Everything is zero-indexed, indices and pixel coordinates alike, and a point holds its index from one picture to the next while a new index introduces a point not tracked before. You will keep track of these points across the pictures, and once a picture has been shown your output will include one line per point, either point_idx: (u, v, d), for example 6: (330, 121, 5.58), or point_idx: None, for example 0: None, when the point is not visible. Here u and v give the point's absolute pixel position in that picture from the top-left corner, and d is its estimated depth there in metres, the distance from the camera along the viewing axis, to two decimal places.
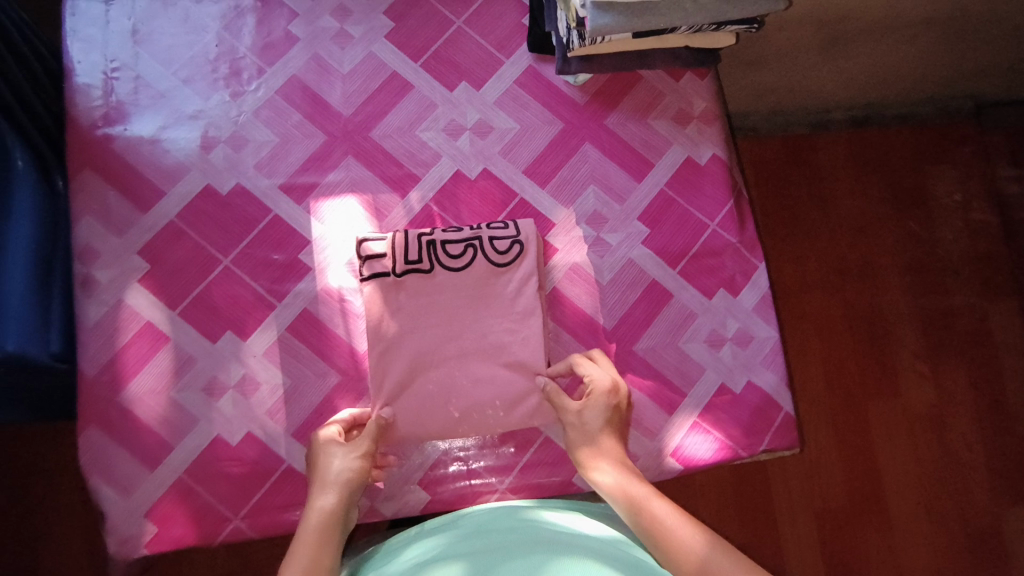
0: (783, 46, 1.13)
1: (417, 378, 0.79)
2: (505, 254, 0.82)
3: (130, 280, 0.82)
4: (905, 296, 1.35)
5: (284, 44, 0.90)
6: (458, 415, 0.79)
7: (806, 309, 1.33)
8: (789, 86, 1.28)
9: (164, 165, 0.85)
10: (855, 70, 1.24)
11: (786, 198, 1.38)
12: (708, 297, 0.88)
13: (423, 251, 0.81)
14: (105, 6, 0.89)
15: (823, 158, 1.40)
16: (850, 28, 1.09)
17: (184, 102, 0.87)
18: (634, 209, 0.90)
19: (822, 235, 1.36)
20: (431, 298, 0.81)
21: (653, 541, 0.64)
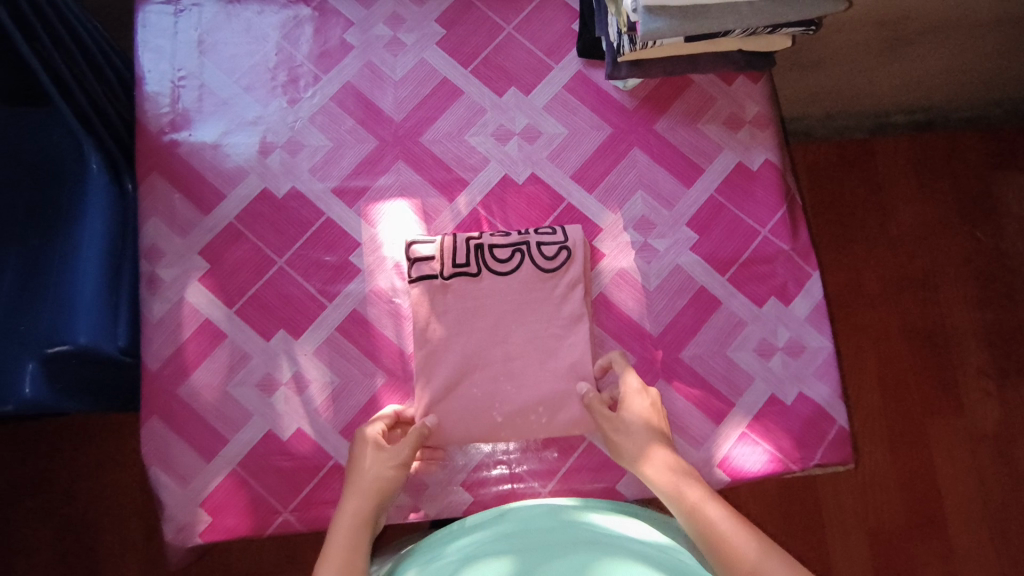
0: (841, 48, 1.10)
1: (462, 380, 0.80)
2: (553, 260, 0.82)
3: (192, 278, 0.86)
4: (969, 308, 1.29)
5: (339, 52, 0.93)
6: (501, 419, 0.79)
7: (862, 320, 1.28)
8: (846, 89, 1.24)
9: (225, 169, 0.89)
10: (918, 72, 1.19)
11: (841, 205, 1.33)
12: (758, 305, 0.86)
13: (471, 255, 0.82)
14: (174, 19, 0.93)
15: (881, 164, 1.35)
16: (913, 27, 1.05)
17: (245, 109, 0.91)
18: (683, 214, 0.89)
19: (880, 243, 1.32)
20: (478, 301, 0.82)
21: (708, 543, 0.61)
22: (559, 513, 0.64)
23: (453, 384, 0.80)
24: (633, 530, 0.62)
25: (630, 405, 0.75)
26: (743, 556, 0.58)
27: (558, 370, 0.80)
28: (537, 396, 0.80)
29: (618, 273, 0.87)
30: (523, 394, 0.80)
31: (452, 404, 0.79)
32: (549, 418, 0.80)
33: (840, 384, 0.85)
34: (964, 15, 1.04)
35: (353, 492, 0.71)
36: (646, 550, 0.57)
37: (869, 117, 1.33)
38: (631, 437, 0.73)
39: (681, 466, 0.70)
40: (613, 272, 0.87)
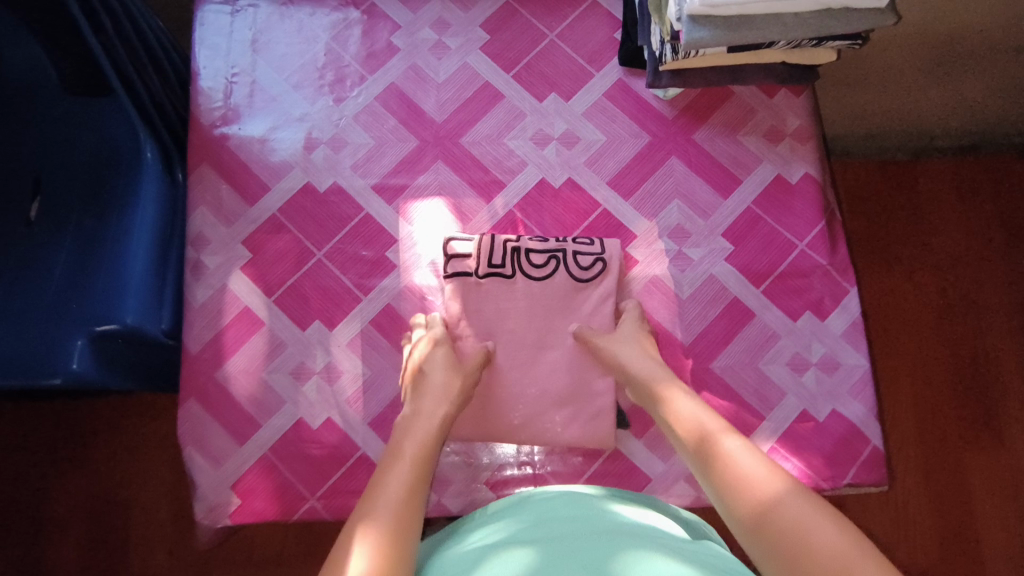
0: (887, 66, 1.09)
1: (488, 378, 0.81)
2: (587, 269, 0.83)
3: (233, 267, 0.89)
4: (1012, 336, 1.25)
5: (385, 55, 0.96)
6: (521, 422, 0.80)
7: (898, 343, 1.26)
8: (892, 109, 1.22)
9: (271, 163, 0.92)
10: (968, 94, 1.17)
11: (880, 226, 1.31)
12: (793, 319, 0.85)
13: (507, 257, 0.82)
14: (231, 18, 0.97)
15: (925, 186, 1.32)
16: (963, 47, 1.04)
17: (293, 106, 0.94)
18: (719, 225, 0.88)
19: (920, 266, 1.29)
20: (510, 303, 0.83)
21: (718, 470, 0.60)
22: (580, 501, 0.64)
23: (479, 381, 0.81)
24: (661, 525, 0.61)
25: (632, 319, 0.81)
26: (756, 483, 0.57)
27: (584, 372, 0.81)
28: (563, 399, 0.80)
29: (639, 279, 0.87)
30: (549, 399, 0.81)
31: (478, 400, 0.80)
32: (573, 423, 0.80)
33: (876, 404, 0.83)
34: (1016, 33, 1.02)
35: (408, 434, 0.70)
36: (680, 544, 0.55)
37: (913, 139, 1.30)
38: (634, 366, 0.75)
39: (690, 399, 0.70)
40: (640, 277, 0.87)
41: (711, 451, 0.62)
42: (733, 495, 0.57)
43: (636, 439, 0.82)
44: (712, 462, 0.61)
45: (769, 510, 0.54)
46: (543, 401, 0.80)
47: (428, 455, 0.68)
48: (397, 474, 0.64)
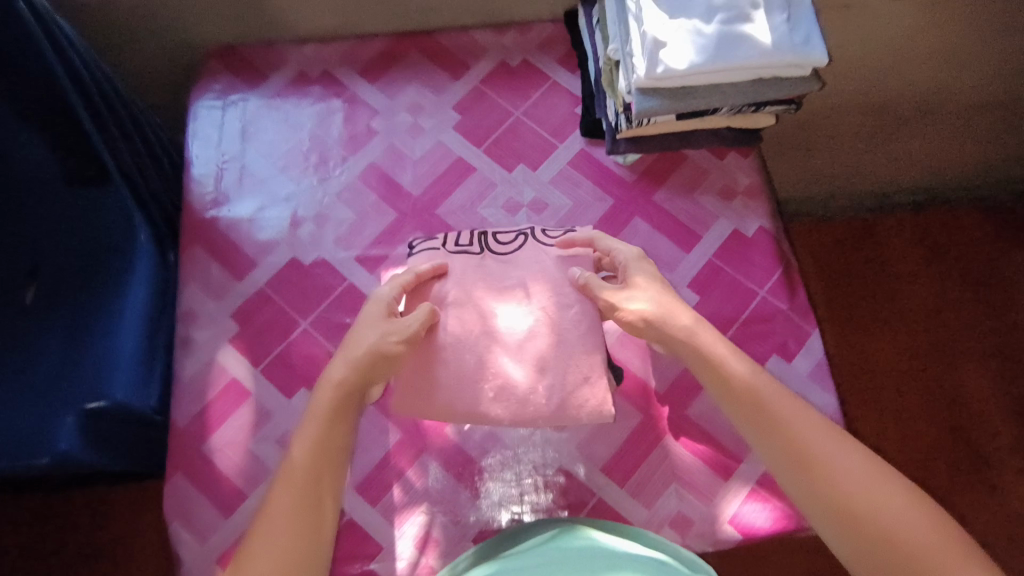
0: (831, 129, 1.28)
1: (453, 347, 0.76)
2: (557, 238, 0.84)
3: (223, 339, 0.92)
4: (982, 368, 1.37)
5: (365, 137, 1.04)
6: (494, 397, 0.75)
7: (872, 376, 1.37)
8: (845, 170, 1.40)
9: (258, 241, 0.97)
10: (910, 153, 1.36)
11: (833, 281, 1.45)
12: (761, 363, 0.89)
13: (474, 238, 0.85)
14: (221, 111, 1.05)
15: (886, 238, 1.48)
16: (879, 98, 1.24)
17: (280, 188, 1.01)
18: (684, 276, 0.93)
19: (888, 307, 1.42)
20: (478, 271, 0.81)
21: (730, 396, 0.70)
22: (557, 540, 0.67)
23: (452, 358, 0.76)
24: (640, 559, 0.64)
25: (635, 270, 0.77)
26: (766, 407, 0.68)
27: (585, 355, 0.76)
28: (544, 371, 0.76)
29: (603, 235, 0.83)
30: (533, 375, 0.76)
31: (448, 386, 0.75)
32: (559, 391, 0.75)
33: None
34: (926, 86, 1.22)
35: (308, 419, 0.69)
36: None
37: (870, 198, 1.47)
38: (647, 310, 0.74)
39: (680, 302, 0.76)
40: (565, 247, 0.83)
41: (751, 401, 0.69)
42: (752, 418, 0.68)
43: (618, 487, 0.83)
44: (724, 391, 0.70)
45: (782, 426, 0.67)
46: (528, 384, 0.76)
47: (334, 426, 0.68)
48: (308, 428, 0.68)
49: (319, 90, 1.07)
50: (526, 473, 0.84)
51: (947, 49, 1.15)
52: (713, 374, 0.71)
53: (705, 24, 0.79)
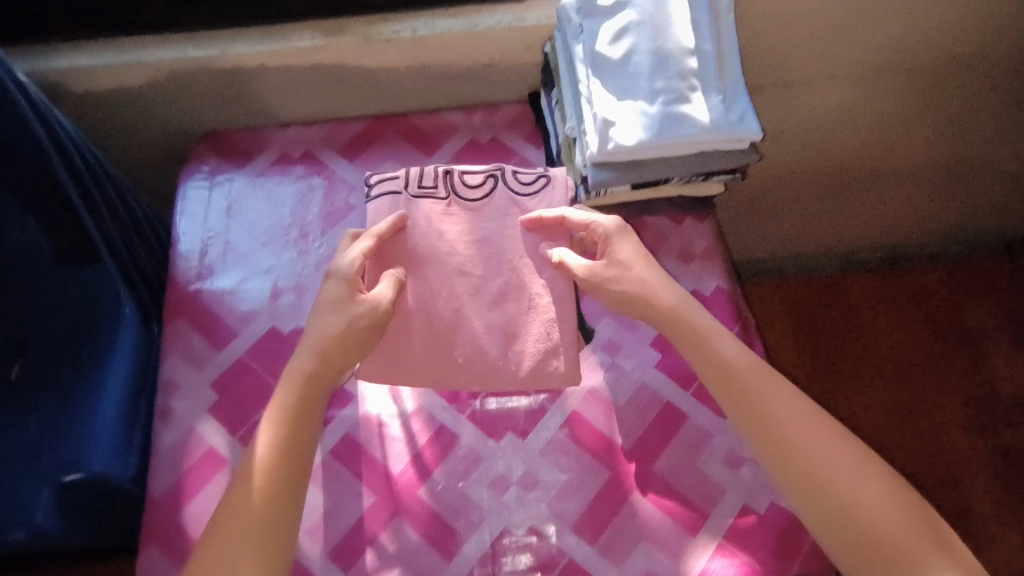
0: (795, 197, 1.55)
1: (425, 313, 0.88)
2: (524, 186, 0.94)
3: (202, 410, 0.94)
4: (938, 374, 1.68)
5: (344, 211, 1.10)
6: (463, 363, 0.87)
7: (846, 389, 1.67)
8: (810, 233, 1.68)
9: (239, 312, 1.01)
10: (867, 216, 1.64)
11: (797, 322, 1.77)
12: (722, 418, 0.92)
13: (440, 181, 0.93)
14: (208, 191, 1.12)
15: (850, 287, 1.79)
16: (834, 159, 1.45)
17: (261, 261, 1.06)
18: (646, 336, 0.98)
19: (853, 338, 1.73)
20: (444, 216, 0.92)
21: (701, 357, 0.81)
22: None
23: (423, 315, 0.88)
24: None
25: (625, 237, 0.87)
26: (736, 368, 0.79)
27: (555, 322, 0.88)
28: (510, 333, 0.88)
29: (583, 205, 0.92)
30: (498, 336, 0.88)
31: (421, 338, 0.87)
32: (525, 357, 0.87)
33: None
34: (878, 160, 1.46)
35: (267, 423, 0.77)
36: None
37: (836, 257, 1.79)
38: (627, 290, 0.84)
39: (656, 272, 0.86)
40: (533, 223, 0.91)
41: (721, 362, 0.80)
42: (721, 376, 0.80)
43: (589, 546, 0.84)
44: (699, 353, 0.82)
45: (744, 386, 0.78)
46: (495, 348, 0.88)
47: (302, 421, 0.77)
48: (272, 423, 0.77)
49: (302, 169, 1.14)
50: (498, 534, 0.85)
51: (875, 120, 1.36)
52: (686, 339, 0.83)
53: (649, 105, 0.86)
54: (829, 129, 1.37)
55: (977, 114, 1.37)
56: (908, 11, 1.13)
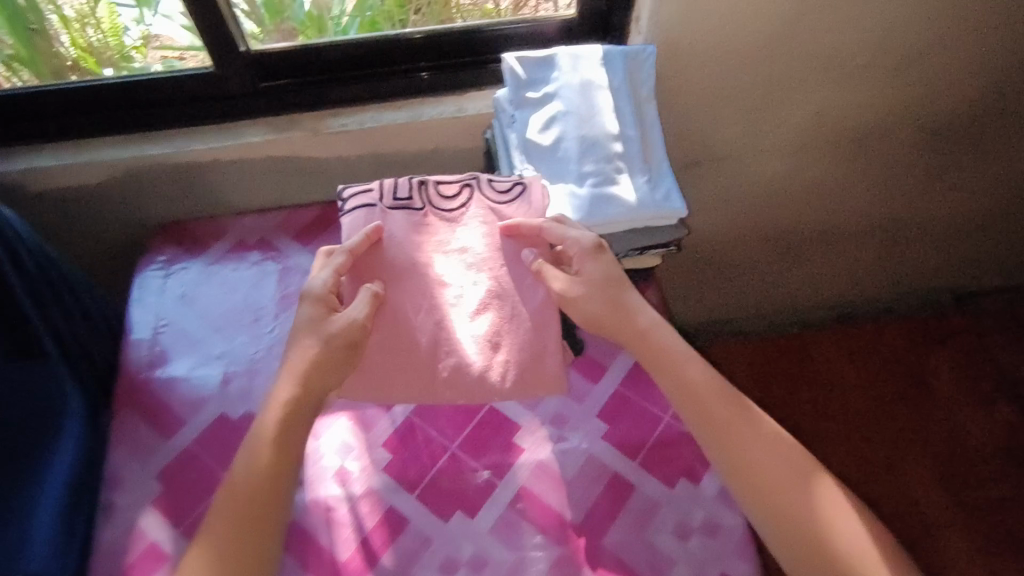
0: (749, 262, 1.65)
1: (408, 329, 0.89)
2: (500, 194, 0.94)
3: (146, 503, 0.92)
4: (884, 415, 1.86)
5: (297, 295, 1.12)
6: (448, 376, 0.88)
7: (806, 434, 1.82)
8: (769, 290, 1.79)
9: (189, 400, 1.02)
10: (822, 273, 1.75)
11: (759, 377, 1.93)
12: (670, 487, 0.92)
13: (414, 192, 0.94)
14: (163, 279, 1.14)
15: (802, 345, 1.98)
16: (780, 224, 1.54)
17: (213, 346, 1.07)
18: (592, 407, 1.00)
19: (807, 391, 1.91)
20: (420, 228, 0.93)
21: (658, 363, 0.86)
22: None
23: (405, 329, 0.89)
24: None
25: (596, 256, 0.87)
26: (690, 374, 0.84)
27: (536, 330, 0.90)
28: (494, 343, 0.89)
29: (558, 215, 0.90)
30: (483, 347, 0.89)
31: (406, 360, 0.88)
32: (510, 368, 0.88)
33: (761, 561, 0.87)
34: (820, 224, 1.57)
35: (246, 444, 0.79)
36: None
37: (794, 312, 1.92)
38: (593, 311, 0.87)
39: (631, 295, 0.88)
40: (510, 232, 0.92)
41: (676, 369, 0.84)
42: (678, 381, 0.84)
43: None
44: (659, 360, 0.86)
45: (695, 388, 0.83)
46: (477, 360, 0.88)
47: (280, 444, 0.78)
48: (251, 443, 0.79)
49: (258, 255, 1.17)
50: None
51: (815, 188, 1.44)
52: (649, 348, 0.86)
53: (578, 187, 0.91)
54: (768, 196, 1.44)
55: (906, 180, 1.47)
56: (825, 91, 1.19)
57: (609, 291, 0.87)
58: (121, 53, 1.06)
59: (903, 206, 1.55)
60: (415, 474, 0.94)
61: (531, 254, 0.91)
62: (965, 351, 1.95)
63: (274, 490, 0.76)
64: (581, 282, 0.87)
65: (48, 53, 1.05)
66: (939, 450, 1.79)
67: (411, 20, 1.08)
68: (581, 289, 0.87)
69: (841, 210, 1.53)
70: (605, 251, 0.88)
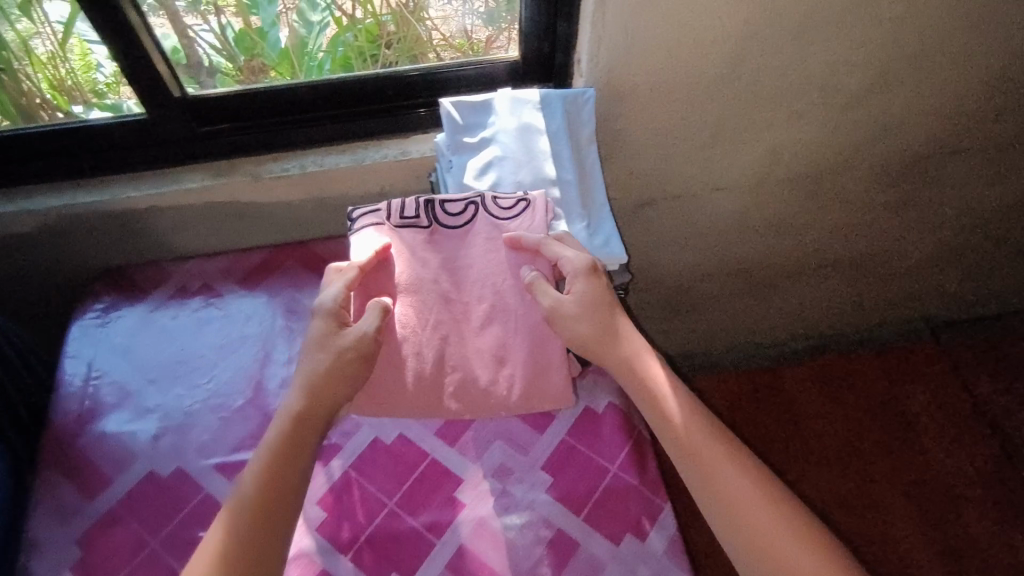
0: (715, 296, 1.63)
1: (413, 347, 0.85)
2: (506, 210, 0.89)
3: (63, 569, 0.88)
4: (862, 445, 1.83)
5: (237, 344, 1.09)
6: (454, 392, 0.86)
7: (782, 467, 1.79)
8: (740, 324, 1.77)
9: (118, 457, 0.98)
10: (792, 306, 1.74)
11: (734, 410, 1.90)
12: (615, 544, 0.88)
13: (421, 210, 0.91)
14: (99, 328, 1.10)
15: (778, 378, 1.95)
16: (748, 257, 1.52)
17: (147, 399, 1.03)
18: (538, 458, 0.96)
19: (783, 424, 1.87)
20: (428, 246, 0.90)
21: (642, 391, 0.85)
22: None
23: (409, 348, 0.85)
24: None
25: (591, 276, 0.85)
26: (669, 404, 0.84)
27: (545, 346, 0.86)
28: (500, 358, 0.86)
29: (557, 236, 0.88)
30: (489, 364, 0.86)
31: (411, 379, 0.85)
32: (515, 382, 0.86)
33: None
34: (784, 258, 1.55)
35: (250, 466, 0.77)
36: None
37: (769, 346, 1.90)
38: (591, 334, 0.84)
39: (623, 320, 0.87)
40: (512, 249, 0.88)
41: (657, 397, 0.84)
42: (659, 410, 0.84)
43: None
44: (641, 388, 0.85)
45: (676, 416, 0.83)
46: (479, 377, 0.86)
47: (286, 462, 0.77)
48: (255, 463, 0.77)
49: (199, 300, 1.14)
50: None
51: (777, 223, 1.43)
52: (634, 377, 0.85)
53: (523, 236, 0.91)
54: (729, 232, 1.42)
55: (872, 214, 1.46)
56: (777, 131, 1.17)
57: (600, 310, 0.85)
58: (92, 88, 1.02)
59: (867, 240, 1.54)
60: (350, 533, 0.90)
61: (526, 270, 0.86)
62: (942, 381, 1.93)
63: (240, 538, 0.71)
64: (574, 302, 0.84)
65: (18, 91, 1.01)
66: (917, 480, 1.76)
67: (384, 54, 1.06)
68: (574, 308, 0.84)
69: (808, 244, 1.52)
70: (600, 274, 0.87)
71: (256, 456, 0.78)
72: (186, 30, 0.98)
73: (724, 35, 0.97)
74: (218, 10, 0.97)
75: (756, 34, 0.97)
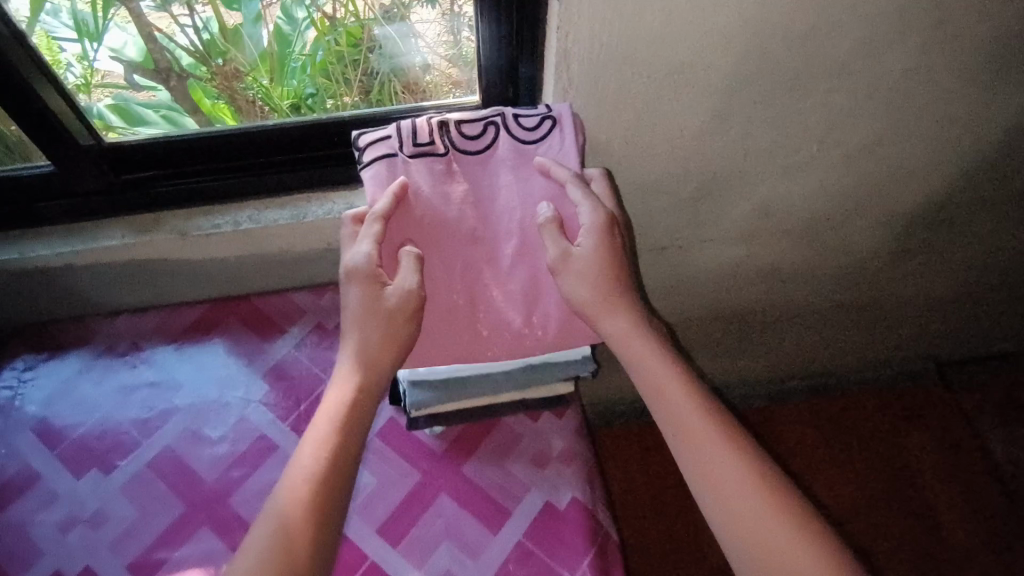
0: (704, 339, 1.51)
1: (445, 287, 0.81)
2: (531, 131, 0.83)
3: None
4: (864, 483, 1.71)
5: (163, 417, 0.98)
6: (487, 333, 0.82)
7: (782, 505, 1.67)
8: (733, 364, 1.66)
9: (19, 554, 0.87)
10: (791, 346, 1.62)
11: None
12: None
13: (435, 134, 0.81)
14: (12, 397, 0.99)
15: (775, 416, 1.82)
16: (740, 303, 1.39)
17: (59, 482, 0.93)
18: (489, 564, 0.85)
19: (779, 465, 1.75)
20: (445, 176, 0.81)
21: (640, 371, 0.79)
22: None
23: (441, 289, 0.81)
24: None
25: (608, 227, 0.79)
26: (671, 391, 0.78)
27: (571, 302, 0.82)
28: (530, 299, 0.82)
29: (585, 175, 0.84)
30: (519, 303, 0.82)
31: (446, 321, 0.81)
32: (549, 322, 0.82)
33: None
34: (780, 304, 1.43)
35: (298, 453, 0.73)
36: None
37: (765, 385, 1.78)
38: (605, 294, 0.79)
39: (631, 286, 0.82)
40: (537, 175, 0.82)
41: (658, 383, 0.78)
42: (658, 394, 0.78)
43: None
44: (639, 371, 0.80)
45: (676, 405, 0.77)
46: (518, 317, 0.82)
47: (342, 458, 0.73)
48: (306, 449, 0.73)
49: (126, 364, 1.03)
50: None
51: (771, 274, 1.31)
52: (636, 354, 0.79)
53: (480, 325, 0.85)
54: (719, 281, 1.30)
55: (877, 262, 1.34)
56: (773, 183, 1.05)
57: (614, 257, 0.80)
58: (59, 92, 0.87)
59: (872, 285, 1.42)
60: None
61: (544, 208, 0.81)
62: (950, 423, 1.81)
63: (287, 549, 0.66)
64: (587, 256, 0.78)
65: None
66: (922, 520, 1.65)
67: (367, 60, 0.92)
68: (587, 261, 0.78)
69: (806, 291, 1.39)
70: (616, 226, 0.81)
71: (305, 444, 0.74)
72: (150, 29, 0.85)
73: (707, 89, 0.84)
74: (191, 6, 0.83)
75: (743, 88, 0.85)
